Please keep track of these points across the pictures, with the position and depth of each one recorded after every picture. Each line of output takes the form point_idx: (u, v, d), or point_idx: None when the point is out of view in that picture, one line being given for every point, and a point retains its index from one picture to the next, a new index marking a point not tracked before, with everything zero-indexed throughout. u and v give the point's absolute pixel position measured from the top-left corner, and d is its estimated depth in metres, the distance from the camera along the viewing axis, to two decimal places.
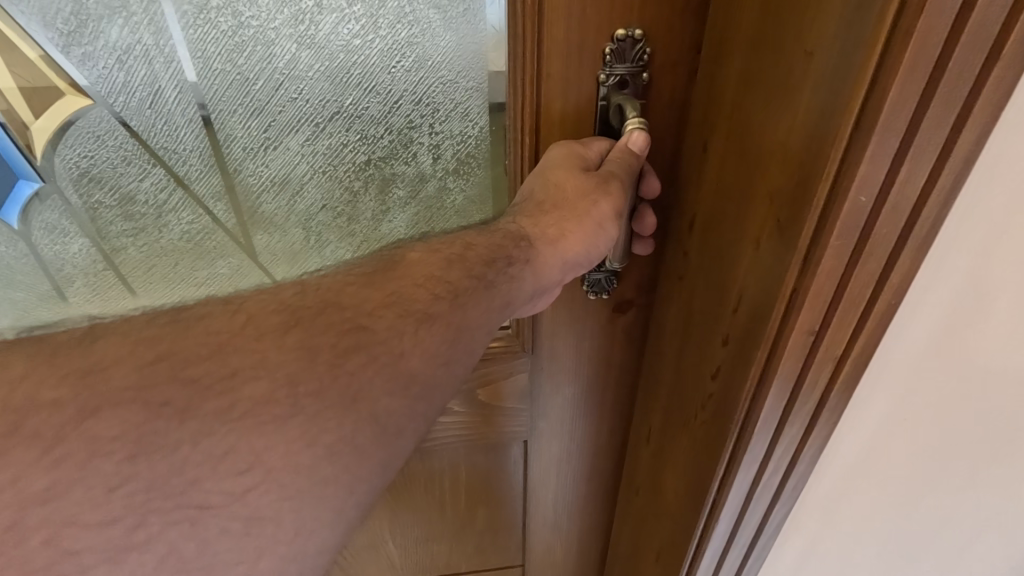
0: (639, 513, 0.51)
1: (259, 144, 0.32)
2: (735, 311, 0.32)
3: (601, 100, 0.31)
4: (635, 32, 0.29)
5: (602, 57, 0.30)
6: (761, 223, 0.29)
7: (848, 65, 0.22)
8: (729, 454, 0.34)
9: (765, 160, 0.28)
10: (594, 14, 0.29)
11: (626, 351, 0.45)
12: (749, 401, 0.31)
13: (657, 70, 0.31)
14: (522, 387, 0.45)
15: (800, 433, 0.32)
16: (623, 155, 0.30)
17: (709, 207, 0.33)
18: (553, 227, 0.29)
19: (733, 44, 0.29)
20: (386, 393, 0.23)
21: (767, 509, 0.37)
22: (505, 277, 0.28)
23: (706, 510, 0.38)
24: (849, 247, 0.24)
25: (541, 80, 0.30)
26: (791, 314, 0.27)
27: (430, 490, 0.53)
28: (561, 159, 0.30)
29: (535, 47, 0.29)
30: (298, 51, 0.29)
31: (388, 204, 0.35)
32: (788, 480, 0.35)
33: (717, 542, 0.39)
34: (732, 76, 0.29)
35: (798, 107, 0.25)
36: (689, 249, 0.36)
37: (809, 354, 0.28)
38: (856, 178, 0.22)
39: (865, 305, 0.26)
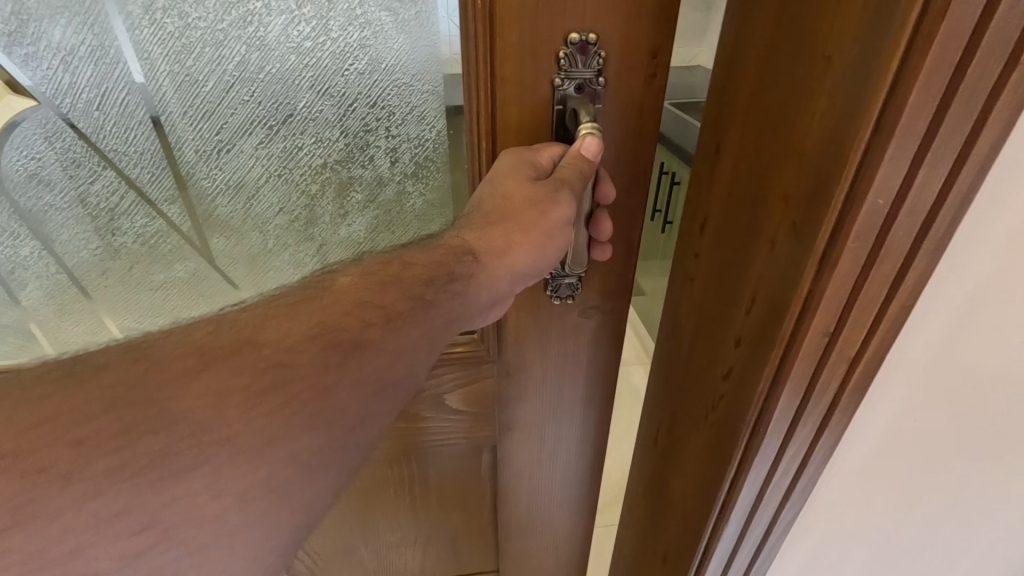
0: (645, 514, 0.52)
1: (211, 147, 0.31)
2: (749, 312, 0.33)
3: (558, 104, 0.31)
4: (588, 36, 0.29)
5: (557, 61, 0.30)
6: (776, 224, 0.30)
7: (868, 70, 0.23)
8: (739, 457, 0.35)
9: (784, 162, 0.29)
10: (546, 20, 0.29)
11: (594, 355, 0.44)
12: (762, 402, 0.32)
13: (614, 75, 0.31)
14: (490, 391, 0.45)
15: (811, 434, 0.33)
16: (577, 160, 0.30)
17: (728, 209, 0.35)
18: (501, 239, 0.29)
19: (756, 49, 0.31)
20: (307, 429, 0.23)
21: (773, 512, 0.38)
22: (446, 294, 0.28)
23: (716, 512, 0.39)
24: (866, 247, 0.25)
25: (495, 84, 0.30)
26: (807, 314, 0.28)
27: (401, 494, 0.52)
28: (512, 168, 0.30)
29: (489, 51, 0.29)
30: (248, 53, 0.29)
31: (347, 207, 0.35)
32: (797, 482, 0.36)
33: (727, 542, 0.41)
34: (754, 81, 0.31)
35: (816, 110, 0.26)
36: (702, 249, 0.38)
37: (822, 354, 0.29)
38: (873, 183, 0.23)
39: (879, 305, 0.27)
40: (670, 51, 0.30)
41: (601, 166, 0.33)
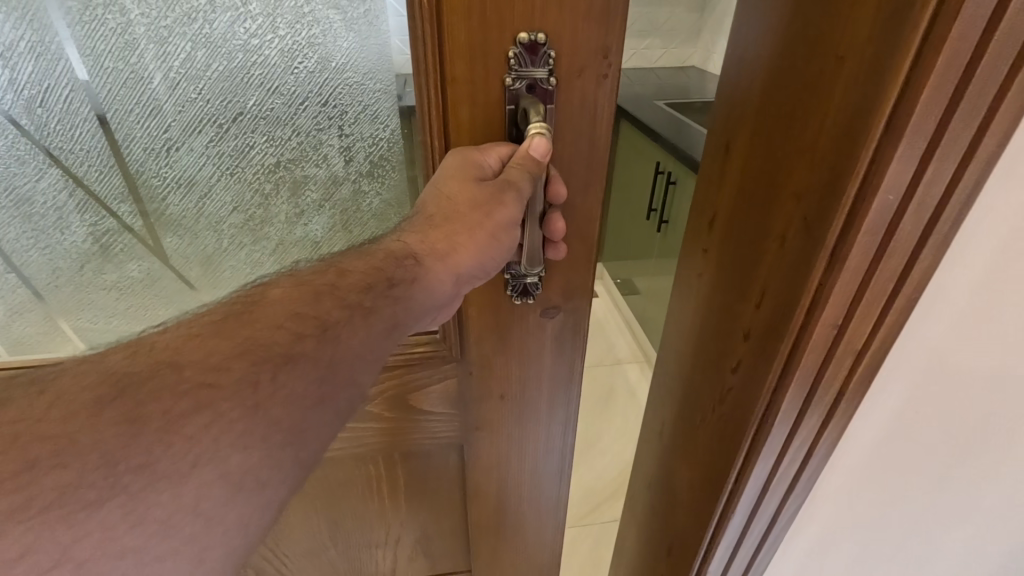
0: (674, 500, 0.58)
1: (160, 146, 0.31)
2: (760, 305, 0.41)
3: (510, 104, 0.31)
4: (538, 36, 0.29)
5: (507, 61, 0.30)
6: (790, 219, 0.37)
7: (877, 77, 0.29)
8: (749, 444, 0.42)
9: (799, 163, 0.37)
10: (495, 19, 0.29)
11: (554, 359, 0.44)
12: (770, 394, 0.39)
13: (565, 75, 0.31)
14: (451, 392, 0.44)
15: (817, 425, 0.40)
16: (525, 160, 0.30)
17: (754, 207, 0.43)
18: (444, 241, 0.30)
19: (791, 63, 0.37)
20: (238, 450, 0.23)
21: (784, 493, 0.44)
22: (387, 299, 0.29)
23: (723, 500, 0.47)
24: (875, 244, 0.31)
25: (446, 84, 0.30)
26: (815, 309, 0.34)
27: (365, 492, 0.52)
28: (457, 169, 0.31)
29: (438, 51, 0.29)
30: (193, 50, 0.29)
31: (302, 206, 0.35)
32: (803, 471, 0.43)
33: (733, 532, 0.49)
34: (780, 97, 0.39)
35: (828, 113, 0.33)
36: (715, 245, 0.48)
37: (829, 348, 0.35)
38: (885, 179, 0.29)
39: (876, 317, 0.34)
40: (621, 51, 0.30)
41: (551, 166, 0.34)
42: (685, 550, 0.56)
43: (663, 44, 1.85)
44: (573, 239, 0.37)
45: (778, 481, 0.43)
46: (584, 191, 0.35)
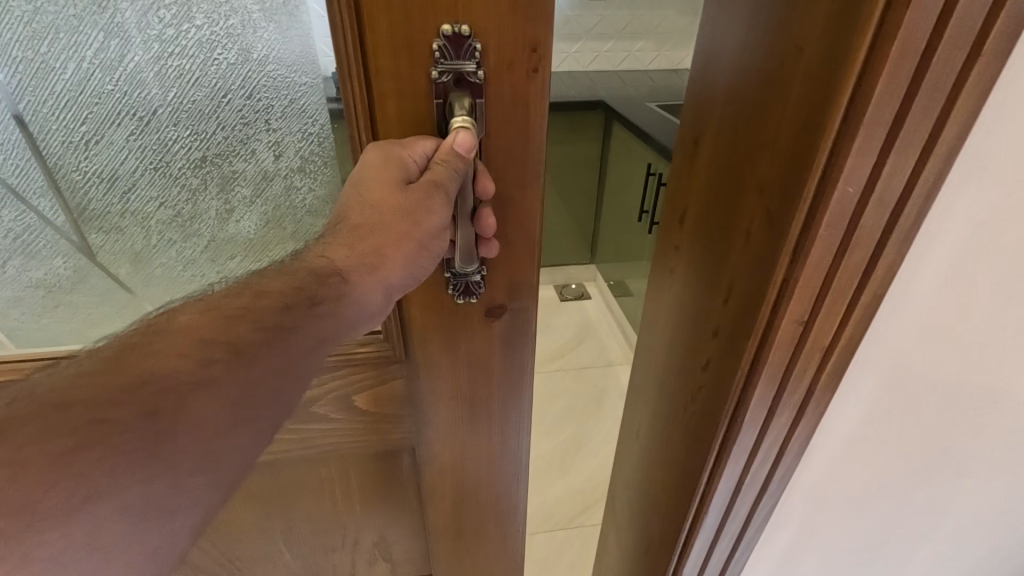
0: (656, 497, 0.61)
1: (78, 139, 0.30)
2: (730, 299, 0.43)
3: (438, 99, 0.31)
4: (461, 29, 0.29)
5: (432, 54, 0.29)
6: (757, 213, 0.39)
7: (830, 72, 0.30)
8: (720, 441, 0.45)
9: (763, 159, 0.39)
10: (416, 11, 0.28)
11: (505, 358, 0.43)
12: (742, 387, 0.41)
13: (493, 69, 0.30)
14: (401, 394, 0.44)
15: (788, 421, 0.42)
16: (450, 156, 0.29)
17: (724, 202, 0.45)
18: (370, 256, 0.29)
19: (753, 61, 0.39)
20: (138, 479, 0.23)
21: (759, 489, 0.46)
22: (309, 317, 0.28)
23: (697, 501, 0.49)
24: (837, 237, 0.32)
25: (370, 77, 0.30)
26: (781, 305, 0.36)
27: (320, 497, 0.51)
28: (380, 175, 0.29)
29: (359, 43, 0.28)
30: (107, 40, 0.28)
31: (232, 203, 0.34)
32: (776, 470, 0.45)
33: (708, 531, 0.51)
34: (747, 93, 0.41)
35: (789, 109, 0.35)
36: (691, 241, 0.51)
37: (798, 341, 0.37)
38: (843, 173, 0.30)
39: (852, 295, 0.34)
40: (549, 45, 0.30)
41: (478, 159, 0.33)
42: (666, 546, 0.58)
43: (655, 46, 1.92)
44: (505, 236, 0.37)
45: (753, 476, 0.46)
46: (522, 189, 0.35)
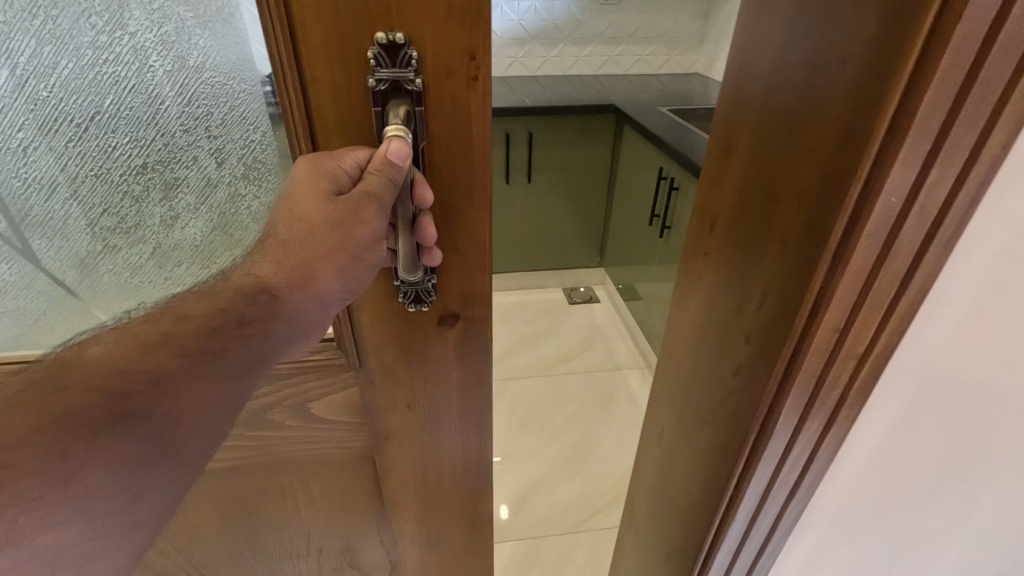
0: (679, 500, 0.62)
1: (16, 145, 0.30)
2: (763, 306, 0.43)
3: (376, 107, 0.30)
4: (396, 37, 0.28)
5: (368, 62, 0.29)
6: (794, 221, 0.39)
7: (877, 80, 0.30)
8: (750, 449, 0.45)
9: (801, 166, 0.38)
10: (349, 19, 0.28)
11: (461, 366, 0.43)
12: (773, 395, 0.41)
13: (432, 78, 0.30)
14: (358, 402, 0.43)
15: (820, 429, 0.42)
16: (383, 167, 0.29)
17: (757, 208, 0.45)
18: (301, 271, 0.29)
19: (795, 65, 0.39)
20: (44, 524, 0.23)
21: (787, 494, 0.47)
22: (237, 339, 0.27)
23: (724, 506, 0.50)
24: (876, 247, 0.32)
25: (306, 85, 0.29)
26: (816, 314, 0.36)
27: (282, 504, 0.50)
28: (310, 183, 0.28)
29: (293, 51, 0.28)
30: (39, 47, 0.28)
31: (177, 210, 0.34)
32: (804, 477, 0.45)
33: (733, 537, 0.52)
34: (786, 97, 0.40)
35: (832, 116, 0.34)
36: (722, 247, 0.50)
37: (832, 350, 0.37)
38: (886, 183, 0.30)
39: (889, 304, 0.34)
40: (487, 54, 0.30)
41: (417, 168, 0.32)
42: (692, 548, 0.58)
43: (666, 50, 1.92)
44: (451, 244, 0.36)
45: (782, 481, 0.46)
46: (468, 195, 0.34)
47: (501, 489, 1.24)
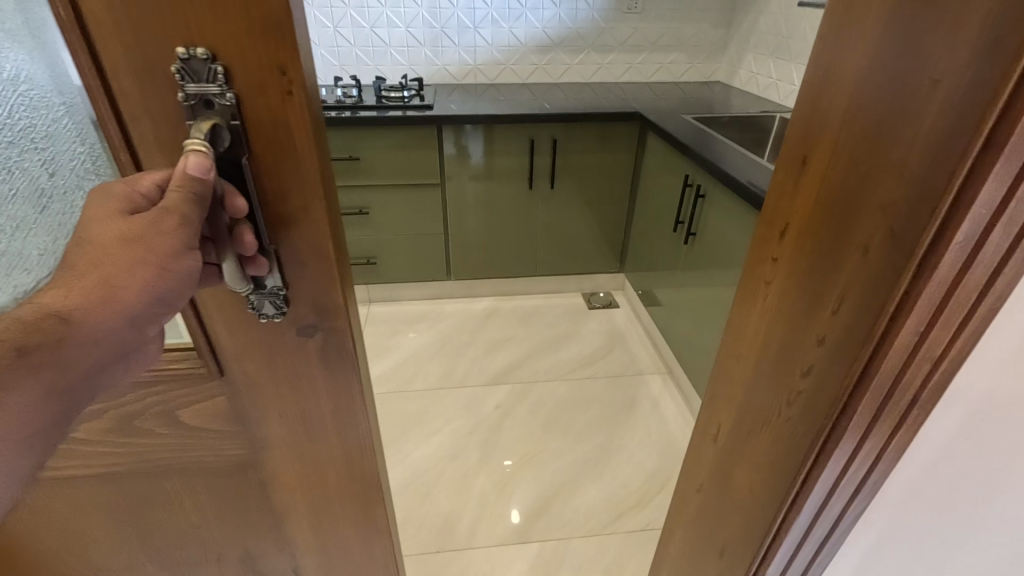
0: (725, 496, 0.63)
1: None
2: (834, 312, 0.42)
3: (189, 121, 0.30)
4: (197, 52, 0.29)
5: (174, 77, 0.29)
6: (869, 231, 0.38)
7: (970, 99, 0.30)
8: (817, 449, 0.45)
9: (875, 175, 0.37)
10: (148, 35, 0.28)
11: (329, 378, 0.43)
12: (846, 398, 0.41)
13: (245, 91, 0.30)
14: (227, 411, 0.43)
15: (887, 430, 0.43)
16: (182, 181, 0.29)
17: (816, 213, 0.43)
18: (98, 293, 0.29)
19: (859, 71, 0.37)
20: None
21: (844, 496, 0.48)
22: (26, 368, 0.27)
23: (788, 505, 0.50)
24: (962, 255, 0.33)
25: (114, 98, 0.30)
26: (898, 319, 0.36)
27: (168, 510, 0.50)
28: (102, 204, 0.29)
29: (93, 66, 0.29)
30: None
31: (11, 219, 0.34)
32: (868, 476, 0.46)
33: (796, 532, 0.52)
34: (850, 102, 0.39)
35: (916, 128, 0.33)
36: (780, 254, 0.48)
37: (911, 352, 0.38)
38: (977, 194, 0.31)
39: (967, 309, 0.36)
40: (298, 69, 0.30)
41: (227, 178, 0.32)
42: (743, 545, 0.59)
43: (688, 58, 2.03)
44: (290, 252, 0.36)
45: (846, 482, 0.47)
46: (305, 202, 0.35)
47: (519, 498, 1.32)
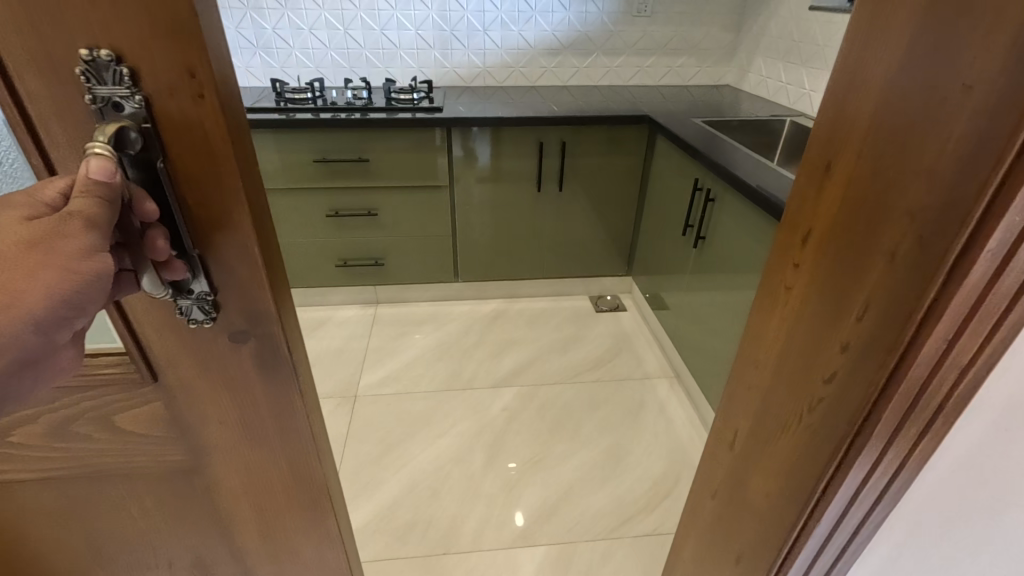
0: (784, 430, 0.87)
1: None
2: (884, 281, 0.63)
3: (101, 119, 0.46)
4: (104, 58, 0.44)
5: (88, 81, 0.45)
6: (895, 231, 0.61)
7: (995, 137, 0.49)
8: (884, 384, 0.65)
9: (904, 191, 0.60)
10: (62, 55, 0.44)
11: (226, 334, 0.60)
12: (910, 341, 0.61)
13: (148, 92, 0.46)
14: (157, 352, 0.60)
15: (962, 380, 0.64)
16: (88, 178, 0.44)
17: (860, 214, 0.66)
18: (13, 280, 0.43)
19: (895, 119, 0.60)
20: None
21: (923, 423, 0.68)
22: None
23: (855, 433, 0.71)
24: (999, 252, 0.54)
25: (34, 100, 0.45)
26: (946, 289, 0.57)
27: (126, 430, 0.66)
28: (17, 208, 0.44)
29: (43, 85, 0.45)
30: None
31: None
32: (936, 418, 0.68)
33: (856, 465, 0.74)
34: (895, 133, 0.60)
35: (936, 161, 0.55)
36: (813, 241, 0.76)
37: (967, 316, 0.58)
38: (1006, 208, 0.51)
39: (1012, 297, 0.57)
40: (201, 74, 0.45)
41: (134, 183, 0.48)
42: (817, 469, 0.79)
43: None
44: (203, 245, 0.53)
45: (899, 420, 0.68)
46: (213, 190, 0.51)
47: None
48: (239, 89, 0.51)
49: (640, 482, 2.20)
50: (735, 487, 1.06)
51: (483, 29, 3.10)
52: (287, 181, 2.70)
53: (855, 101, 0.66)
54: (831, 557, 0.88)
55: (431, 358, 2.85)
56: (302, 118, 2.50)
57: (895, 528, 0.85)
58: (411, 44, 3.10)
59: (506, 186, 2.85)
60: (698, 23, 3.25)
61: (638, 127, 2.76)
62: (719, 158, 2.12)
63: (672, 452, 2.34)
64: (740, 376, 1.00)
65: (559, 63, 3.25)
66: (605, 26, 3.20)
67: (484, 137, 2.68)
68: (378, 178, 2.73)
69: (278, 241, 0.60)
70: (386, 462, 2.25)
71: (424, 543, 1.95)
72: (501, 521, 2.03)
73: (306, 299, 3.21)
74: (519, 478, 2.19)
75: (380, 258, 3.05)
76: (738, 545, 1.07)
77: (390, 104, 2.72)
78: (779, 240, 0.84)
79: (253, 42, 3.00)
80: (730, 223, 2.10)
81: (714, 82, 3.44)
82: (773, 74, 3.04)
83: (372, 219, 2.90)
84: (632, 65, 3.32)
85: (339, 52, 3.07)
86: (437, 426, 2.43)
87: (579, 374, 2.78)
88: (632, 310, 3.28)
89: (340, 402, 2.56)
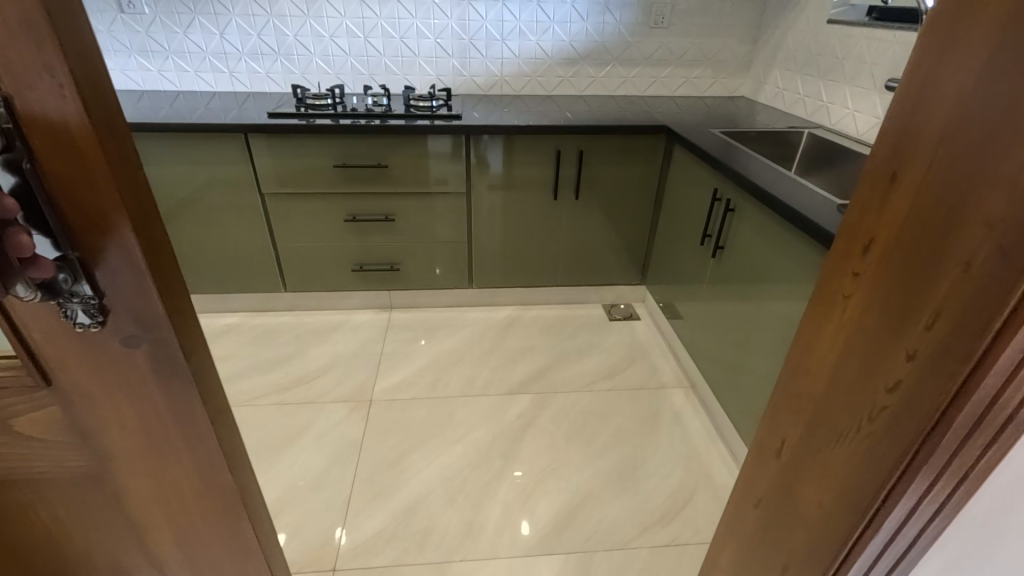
0: (839, 439, 0.86)
1: None
2: (954, 292, 0.64)
3: None
4: None
5: None
6: (970, 241, 0.61)
7: None
8: (953, 395, 0.65)
9: (981, 202, 0.60)
10: None
11: (116, 340, 0.65)
12: (983, 353, 0.61)
13: (8, 90, 0.48)
14: (49, 356, 0.64)
15: None
16: None
17: (931, 225, 0.67)
18: None
19: (974, 128, 0.60)
20: None
21: (993, 434, 0.67)
22: None
23: (917, 444, 0.71)
24: None
25: None
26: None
27: (31, 426, 0.71)
28: None
29: None
30: None
31: None
32: (1006, 434, 0.68)
33: (917, 478, 0.73)
34: (974, 144, 0.60)
35: (1018, 173, 0.55)
36: (878, 252, 0.76)
37: None
38: None
39: None
40: (61, 71, 0.48)
41: (4, 188, 0.50)
42: (877, 478, 0.78)
43: None
44: (82, 246, 0.57)
45: (965, 435, 0.68)
46: (87, 190, 0.54)
47: None
48: (111, 86, 0.53)
49: (656, 494, 2.16)
50: (784, 497, 1.04)
51: (501, 38, 3.12)
52: (305, 186, 2.71)
53: (928, 109, 0.66)
54: (884, 571, 0.86)
55: (445, 364, 2.85)
56: (321, 123, 2.52)
57: (952, 537, 0.84)
58: (429, 52, 3.12)
59: (520, 194, 2.85)
60: (715, 34, 3.23)
61: (653, 137, 2.75)
62: (738, 169, 2.09)
63: (687, 463, 2.30)
64: (791, 382, 1.00)
65: (575, 72, 3.25)
66: (621, 37, 3.19)
67: (498, 146, 2.69)
68: (396, 184, 2.75)
69: (168, 243, 0.64)
70: (400, 467, 2.24)
71: (442, 549, 1.93)
72: (515, 529, 2.00)
73: (321, 303, 3.22)
74: (533, 487, 2.17)
75: (396, 263, 3.06)
76: (786, 554, 1.05)
77: (409, 111, 2.74)
78: (840, 250, 0.84)
79: (275, 49, 3.04)
80: (748, 234, 2.07)
81: (729, 93, 3.42)
82: (790, 85, 3.00)
83: (389, 225, 2.91)
84: (647, 76, 3.31)
85: (359, 60, 3.10)
86: (449, 432, 2.42)
87: (592, 383, 2.75)
88: (646, 319, 3.26)
89: (355, 406, 2.56)
